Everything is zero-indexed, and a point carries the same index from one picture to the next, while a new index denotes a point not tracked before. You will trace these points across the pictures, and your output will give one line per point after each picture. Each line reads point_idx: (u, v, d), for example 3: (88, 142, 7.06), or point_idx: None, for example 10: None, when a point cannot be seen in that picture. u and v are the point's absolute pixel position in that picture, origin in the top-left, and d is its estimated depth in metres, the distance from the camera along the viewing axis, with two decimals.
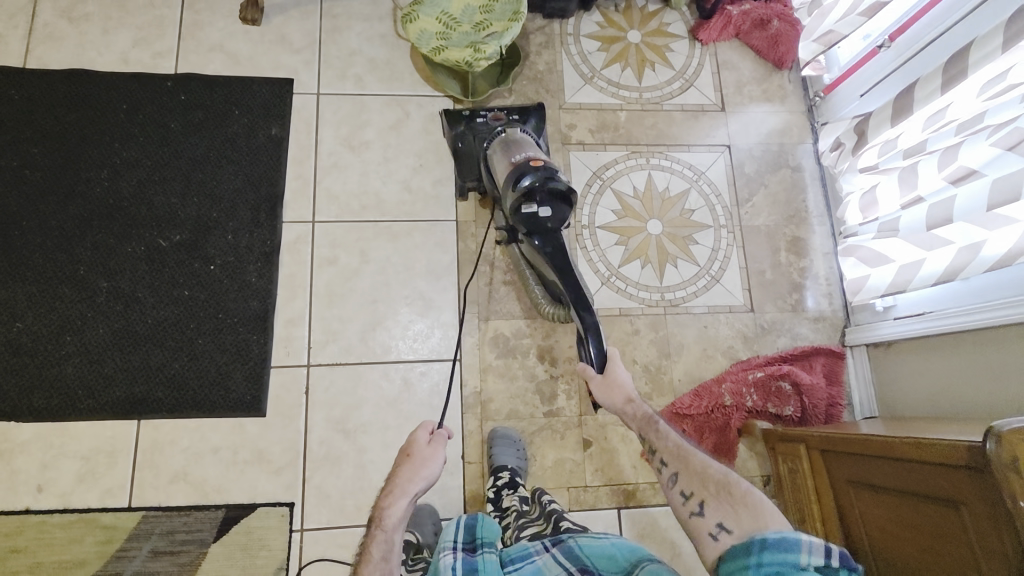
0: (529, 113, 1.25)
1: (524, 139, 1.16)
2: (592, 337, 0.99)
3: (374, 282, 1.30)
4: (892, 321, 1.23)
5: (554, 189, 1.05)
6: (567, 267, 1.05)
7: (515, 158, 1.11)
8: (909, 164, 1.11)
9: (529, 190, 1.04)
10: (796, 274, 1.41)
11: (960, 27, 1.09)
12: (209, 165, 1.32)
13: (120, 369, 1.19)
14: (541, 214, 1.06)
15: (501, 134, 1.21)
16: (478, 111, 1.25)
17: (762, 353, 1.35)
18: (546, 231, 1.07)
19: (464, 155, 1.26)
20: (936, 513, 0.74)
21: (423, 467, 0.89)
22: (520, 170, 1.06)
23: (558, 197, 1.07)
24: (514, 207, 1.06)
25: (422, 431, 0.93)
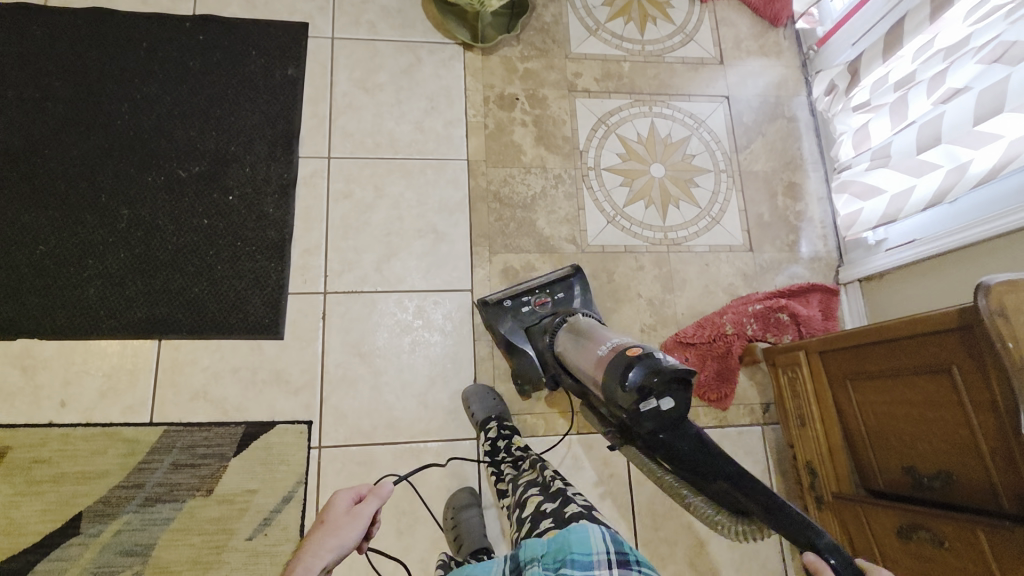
0: (571, 283, 1.23)
1: (587, 325, 1.08)
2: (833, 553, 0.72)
3: (388, 216, 1.34)
4: (883, 253, 1.30)
5: (677, 377, 0.79)
6: (720, 461, 0.78)
7: (604, 353, 0.91)
8: (900, 95, 1.17)
9: (642, 387, 0.79)
10: (792, 217, 1.47)
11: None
12: (226, 102, 1.36)
13: (142, 292, 1.22)
14: (665, 409, 0.79)
15: (561, 325, 1.14)
16: (519, 297, 1.21)
17: (760, 289, 1.41)
18: (675, 427, 0.80)
19: (523, 360, 1.18)
20: (931, 384, 0.81)
21: (335, 536, 0.71)
22: (616, 363, 0.84)
23: (681, 378, 0.80)
24: (631, 410, 0.80)
25: (340, 495, 0.77)
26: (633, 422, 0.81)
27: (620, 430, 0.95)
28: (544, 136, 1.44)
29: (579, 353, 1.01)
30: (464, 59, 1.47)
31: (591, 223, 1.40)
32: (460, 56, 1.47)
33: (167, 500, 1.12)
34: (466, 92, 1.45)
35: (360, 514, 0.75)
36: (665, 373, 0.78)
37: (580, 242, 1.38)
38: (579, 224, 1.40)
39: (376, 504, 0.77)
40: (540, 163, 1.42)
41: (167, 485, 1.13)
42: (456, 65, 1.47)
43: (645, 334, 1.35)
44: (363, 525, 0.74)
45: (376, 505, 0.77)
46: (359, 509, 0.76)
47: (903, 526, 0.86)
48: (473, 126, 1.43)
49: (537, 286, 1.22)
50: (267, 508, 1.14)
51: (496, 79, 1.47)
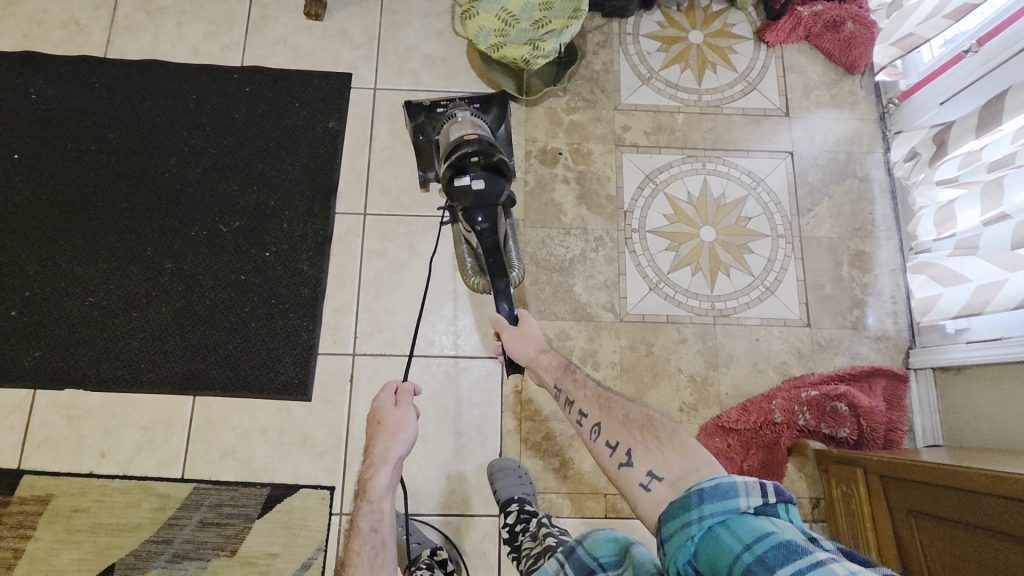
0: (489, 104, 1.30)
1: (478, 123, 1.18)
2: (505, 303, 1.02)
3: (421, 276, 1.31)
4: (964, 346, 1.15)
5: (485, 161, 1.05)
6: (494, 248, 1.03)
7: (456, 138, 1.12)
8: (995, 178, 1.03)
9: (461, 165, 1.05)
10: (858, 290, 1.33)
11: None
12: (269, 155, 1.36)
13: (179, 347, 1.25)
14: (476, 187, 1.04)
15: (456, 116, 1.21)
16: (439, 102, 1.26)
17: (817, 370, 1.29)
18: (484, 202, 1.04)
19: (422, 149, 1.29)
20: (1011, 556, 0.70)
21: (399, 429, 0.93)
22: (460, 146, 1.07)
23: (494, 168, 1.06)
24: (448, 180, 1.05)
25: (384, 396, 0.98)
26: (447, 190, 1.06)
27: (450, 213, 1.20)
28: (586, 193, 1.37)
29: (454, 136, 1.15)
30: None
31: (632, 290, 1.32)
32: None
33: (193, 558, 1.14)
34: None
35: (408, 407, 0.97)
36: (479, 157, 1.04)
37: (619, 310, 1.31)
38: (619, 289, 1.32)
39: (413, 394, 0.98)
40: (580, 223, 1.36)
41: (194, 543, 1.15)
42: None
43: (684, 413, 1.26)
44: (413, 413, 0.97)
45: (413, 395, 0.98)
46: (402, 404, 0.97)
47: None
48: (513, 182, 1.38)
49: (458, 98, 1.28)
50: (286, 574, 1.15)
51: (540, 131, 1.41)
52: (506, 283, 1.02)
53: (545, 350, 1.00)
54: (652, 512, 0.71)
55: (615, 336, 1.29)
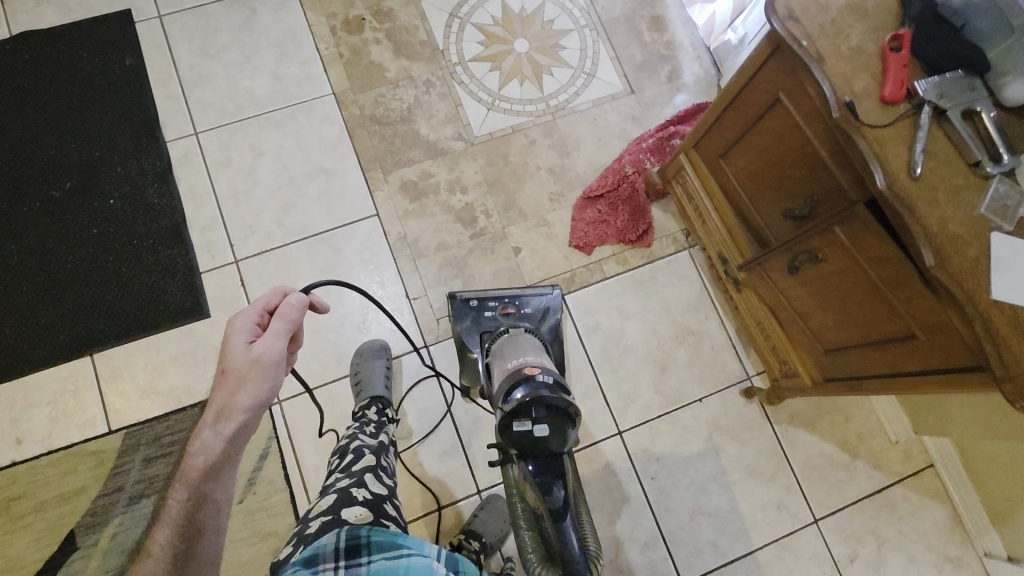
0: (546, 308, 1.22)
1: (529, 343, 1.02)
2: None
3: (274, 170, 1.34)
4: (748, 48, 1.31)
5: (547, 394, 0.79)
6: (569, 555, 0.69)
7: (514, 365, 0.91)
8: None
9: (519, 404, 0.77)
10: (663, 48, 1.48)
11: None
12: (76, 111, 1.32)
13: (56, 316, 1.22)
14: (537, 434, 0.76)
15: (505, 333, 1.11)
16: (486, 302, 1.20)
17: (652, 126, 1.44)
18: (549, 463, 0.76)
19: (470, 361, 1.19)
20: (770, 118, 0.82)
21: (242, 389, 0.76)
22: (512, 377, 0.84)
23: (565, 419, 0.77)
24: (499, 418, 0.78)
25: (233, 337, 0.78)
26: (501, 435, 0.78)
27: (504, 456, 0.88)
28: (401, 47, 1.43)
29: (503, 367, 0.97)
30: None
31: (473, 116, 1.41)
32: None
33: (152, 492, 1.15)
34: (311, 27, 1.42)
35: (263, 357, 0.76)
36: (537, 398, 0.76)
37: (468, 137, 1.39)
38: (461, 120, 1.40)
39: (273, 340, 0.77)
40: (405, 75, 1.42)
41: (146, 479, 1.16)
42: (293, 5, 1.43)
43: (555, 203, 1.37)
44: (269, 364, 0.77)
45: (281, 329, 0.78)
46: (256, 343, 0.78)
47: (792, 266, 0.86)
48: (329, 59, 1.41)
49: (504, 297, 1.22)
50: (247, 470, 1.17)
51: (337, 6, 1.44)
52: None
53: None
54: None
55: (473, 160, 1.38)
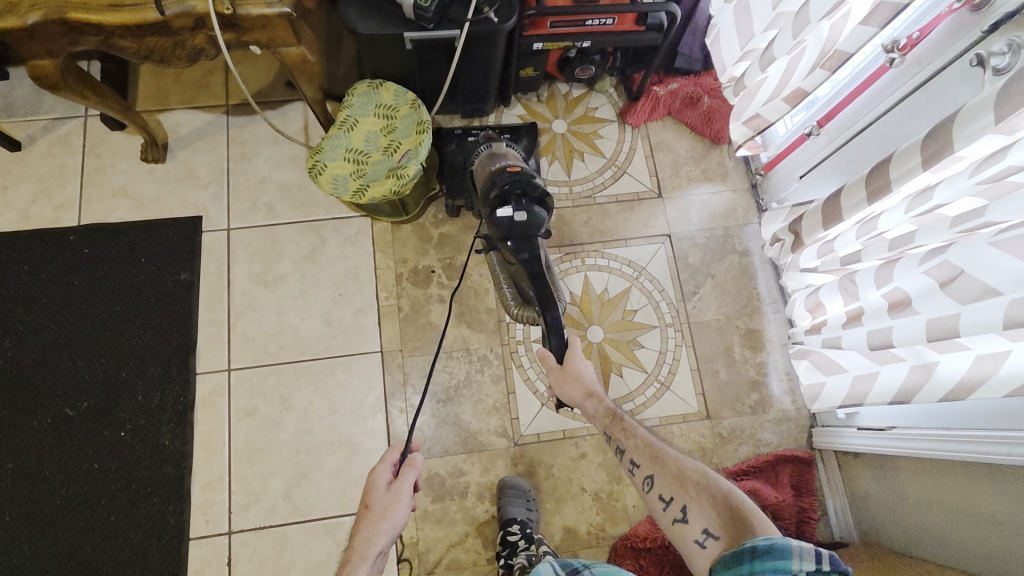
0: (520, 132, 1.32)
1: (506, 151, 1.15)
2: (553, 335, 0.96)
3: (296, 432, 1.22)
4: (853, 430, 1.13)
5: (530, 195, 1.00)
6: (540, 274, 0.97)
7: (495, 164, 1.10)
8: (849, 272, 1.00)
9: (503, 196, 0.99)
10: (753, 371, 1.31)
11: (897, 111, 0.95)
12: (116, 321, 1.25)
13: (28, 560, 1.12)
14: (517, 220, 0.97)
15: (486, 148, 1.21)
16: (470, 130, 1.30)
17: (722, 465, 1.25)
18: (523, 237, 0.98)
19: (449, 165, 1.30)
20: None
21: (384, 518, 0.81)
22: (496, 178, 1.02)
23: (536, 202, 1.00)
24: (490, 212, 0.99)
25: (378, 472, 0.86)
26: (492, 226, 0.98)
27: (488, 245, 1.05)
28: (465, 311, 1.31)
29: (485, 169, 1.11)
30: (373, 233, 1.35)
31: (525, 408, 1.26)
32: (368, 230, 1.35)
33: None
34: (377, 270, 1.33)
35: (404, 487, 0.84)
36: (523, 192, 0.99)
37: (513, 432, 1.25)
38: (510, 411, 1.26)
39: (412, 475, 0.85)
40: (461, 344, 1.29)
41: None
42: (364, 241, 1.34)
43: (592, 535, 1.20)
44: (407, 497, 0.84)
45: (413, 474, 0.85)
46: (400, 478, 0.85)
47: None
48: (386, 310, 1.30)
49: (488, 128, 1.31)
50: None
51: (409, 251, 1.34)
52: (556, 315, 0.95)
53: (594, 391, 0.98)
54: (706, 569, 0.75)
55: (512, 464, 1.23)
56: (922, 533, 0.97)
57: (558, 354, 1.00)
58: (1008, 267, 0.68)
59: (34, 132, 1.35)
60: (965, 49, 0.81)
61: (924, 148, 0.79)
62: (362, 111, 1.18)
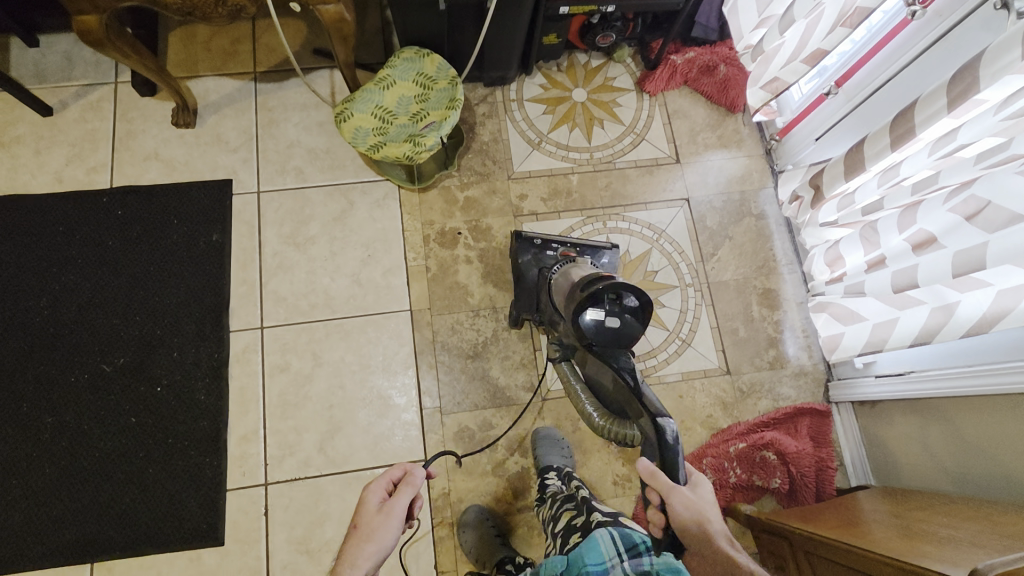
0: (601, 253, 1.27)
1: (589, 268, 1.09)
2: (670, 450, 0.77)
3: (329, 386, 1.25)
4: (872, 379, 1.17)
5: (625, 300, 0.88)
6: (636, 384, 0.84)
7: (579, 276, 1.03)
8: (869, 222, 1.04)
9: (594, 296, 0.88)
10: (771, 329, 1.35)
11: (915, 65, 1.00)
12: (150, 281, 1.28)
13: (71, 510, 1.15)
14: (608, 325, 0.87)
15: (563, 266, 1.15)
16: (549, 243, 1.25)
17: (742, 419, 1.29)
18: (612, 341, 0.87)
19: (524, 283, 1.23)
20: None
21: (368, 541, 0.77)
22: (590, 281, 0.93)
23: (630, 310, 0.88)
24: (576, 312, 0.89)
25: (370, 492, 0.82)
26: (577, 330, 0.88)
27: (567, 344, 1.04)
28: (491, 272, 1.35)
29: (570, 280, 1.04)
30: (400, 197, 1.38)
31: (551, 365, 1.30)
32: (395, 193, 1.38)
33: None
34: (404, 232, 1.36)
35: (393, 511, 0.80)
36: (621, 298, 0.87)
37: (540, 387, 1.28)
38: (537, 367, 1.29)
39: (408, 496, 0.81)
40: (488, 303, 1.33)
41: None
42: (392, 204, 1.38)
43: (618, 486, 1.24)
44: (399, 518, 0.80)
45: (408, 497, 0.81)
46: (393, 500, 0.81)
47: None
48: (414, 271, 1.34)
49: (568, 245, 1.26)
50: None
51: (435, 214, 1.38)
52: (672, 427, 0.78)
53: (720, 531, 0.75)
54: None
55: (539, 418, 1.26)
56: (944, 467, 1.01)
57: (681, 483, 0.77)
58: None
59: (65, 98, 1.38)
60: (983, 1, 0.86)
61: (949, 90, 0.83)
62: (403, 75, 1.22)
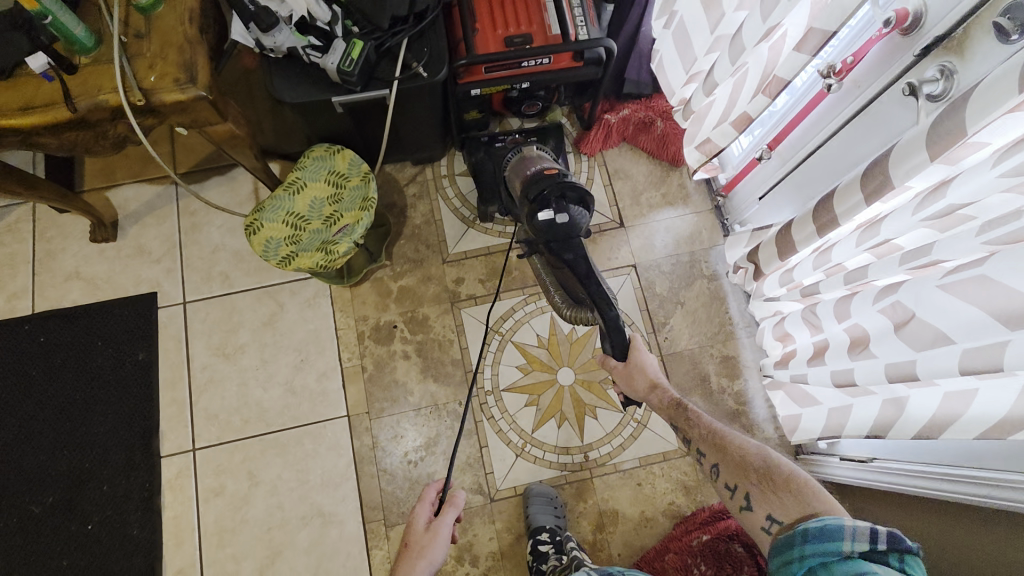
0: (547, 137, 1.34)
1: (539, 155, 1.13)
2: (614, 335, 0.93)
3: (265, 508, 1.19)
4: (837, 461, 1.09)
5: (568, 195, 0.97)
6: (591, 274, 0.92)
7: (532, 169, 1.06)
8: (812, 304, 0.96)
9: (542, 198, 0.96)
10: (732, 401, 1.27)
11: (841, 136, 0.92)
12: (76, 410, 1.23)
13: None
14: (558, 220, 0.94)
15: (516, 156, 1.19)
16: (496, 138, 1.32)
17: (706, 502, 1.21)
18: (563, 235, 0.94)
19: (481, 176, 1.30)
20: None
21: (422, 554, 0.84)
22: (534, 180, 1.00)
23: (572, 203, 0.97)
24: (530, 216, 0.96)
25: (421, 508, 0.91)
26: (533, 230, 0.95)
27: (528, 246, 1.02)
28: (430, 365, 1.28)
29: (522, 171, 1.09)
30: (331, 294, 1.32)
31: (499, 462, 1.22)
32: (326, 290, 1.32)
33: None
34: (337, 331, 1.29)
35: (438, 528, 0.87)
36: (564, 197, 0.96)
37: (488, 488, 1.21)
38: (484, 466, 1.22)
39: (452, 515, 0.89)
40: (430, 399, 1.26)
41: None
42: (323, 302, 1.31)
43: None
44: (445, 536, 0.87)
45: (452, 515, 0.89)
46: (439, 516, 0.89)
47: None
48: (349, 372, 1.27)
49: (516, 134, 1.33)
50: None
51: (369, 308, 1.31)
52: (615, 313, 0.91)
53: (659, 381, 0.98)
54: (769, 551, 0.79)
55: (490, 521, 1.19)
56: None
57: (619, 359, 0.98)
58: (957, 314, 0.64)
59: None
60: (897, 76, 0.79)
61: (864, 184, 0.76)
62: (314, 176, 1.17)
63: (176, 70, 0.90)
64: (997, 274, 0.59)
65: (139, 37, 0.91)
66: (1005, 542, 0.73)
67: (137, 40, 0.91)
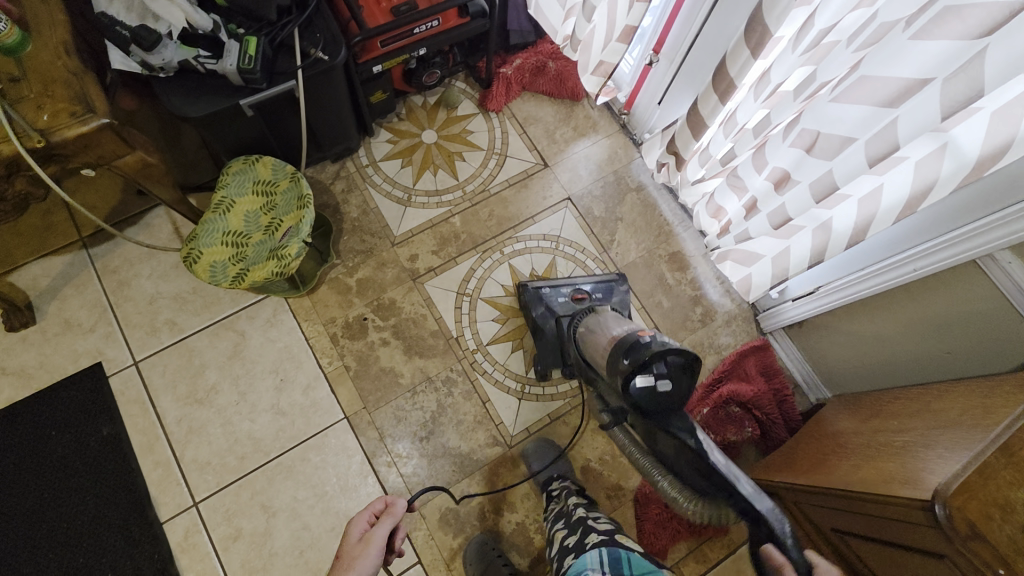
0: (611, 288, 1.28)
1: (617, 321, 1.07)
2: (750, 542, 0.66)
3: (291, 532, 1.16)
4: (790, 303, 1.22)
5: (670, 358, 0.78)
6: (701, 453, 0.70)
7: (619, 335, 0.97)
8: (731, 170, 1.08)
9: (641, 360, 0.78)
10: (690, 289, 1.38)
11: (712, 18, 1.04)
12: (50, 508, 1.12)
13: None
14: (661, 390, 0.77)
15: (592, 315, 1.16)
16: (558, 287, 1.26)
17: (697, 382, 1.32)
18: (667, 411, 0.76)
19: (543, 337, 1.23)
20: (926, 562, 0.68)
21: (349, 568, 0.69)
22: (630, 343, 0.85)
23: (677, 366, 0.78)
24: (622, 377, 0.79)
25: (356, 518, 0.75)
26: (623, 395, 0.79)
27: (619, 412, 0.87)
28: (411, 344, 1.29)
29: (606, 335, 1.02)
30: (291, 306, 1.29)
31: (505, 411, 1.26)
32: (284, 305, 1.29)
33: None
34: (309, 341, 1.27)
35: (373, 539, 0.72)
36: (663, 354, 0.78)
37: (504, 437, 1.25)
38: (493, 419, 1.25)
39: (389, 525, 0.73)
40: (422, 377, 1.27)
41: None
42: (285, 317, 1.28)
43: (613, 498, 1.23)
44: (380, 549, 0.71)
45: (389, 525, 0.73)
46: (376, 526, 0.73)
47: (837, 525, 0.85)
48: (335, 376, 1.25)
49: (575, 283, 1.28)
50: None
51: (333, 309, 1.30)
52: (765, 504, 0.66)
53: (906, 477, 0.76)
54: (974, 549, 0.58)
55: (515, 467, 1.23)
56: (883, 365, 1.06)
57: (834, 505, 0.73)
58: (852, 115, 0.76)
59: None
60: None
61: (747, 42, 0.87)
62: (238, 192, 1.15)
63: (68, 103, 0.85)
64: (873, 69, 0.71)
65: (15, 80, 0.84)
66: (952, 288, 0.87)
67: (14, 83, 0.84)
